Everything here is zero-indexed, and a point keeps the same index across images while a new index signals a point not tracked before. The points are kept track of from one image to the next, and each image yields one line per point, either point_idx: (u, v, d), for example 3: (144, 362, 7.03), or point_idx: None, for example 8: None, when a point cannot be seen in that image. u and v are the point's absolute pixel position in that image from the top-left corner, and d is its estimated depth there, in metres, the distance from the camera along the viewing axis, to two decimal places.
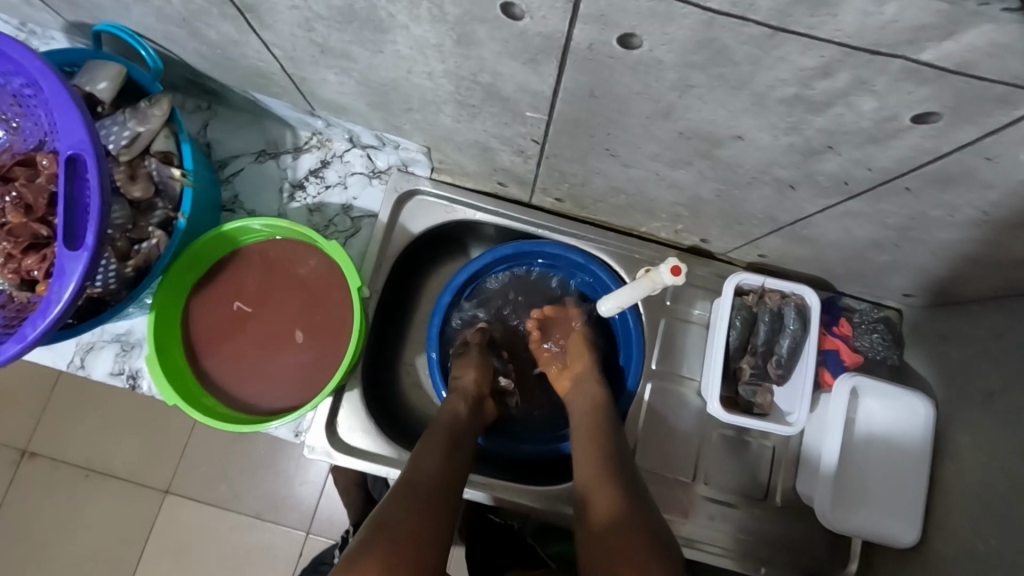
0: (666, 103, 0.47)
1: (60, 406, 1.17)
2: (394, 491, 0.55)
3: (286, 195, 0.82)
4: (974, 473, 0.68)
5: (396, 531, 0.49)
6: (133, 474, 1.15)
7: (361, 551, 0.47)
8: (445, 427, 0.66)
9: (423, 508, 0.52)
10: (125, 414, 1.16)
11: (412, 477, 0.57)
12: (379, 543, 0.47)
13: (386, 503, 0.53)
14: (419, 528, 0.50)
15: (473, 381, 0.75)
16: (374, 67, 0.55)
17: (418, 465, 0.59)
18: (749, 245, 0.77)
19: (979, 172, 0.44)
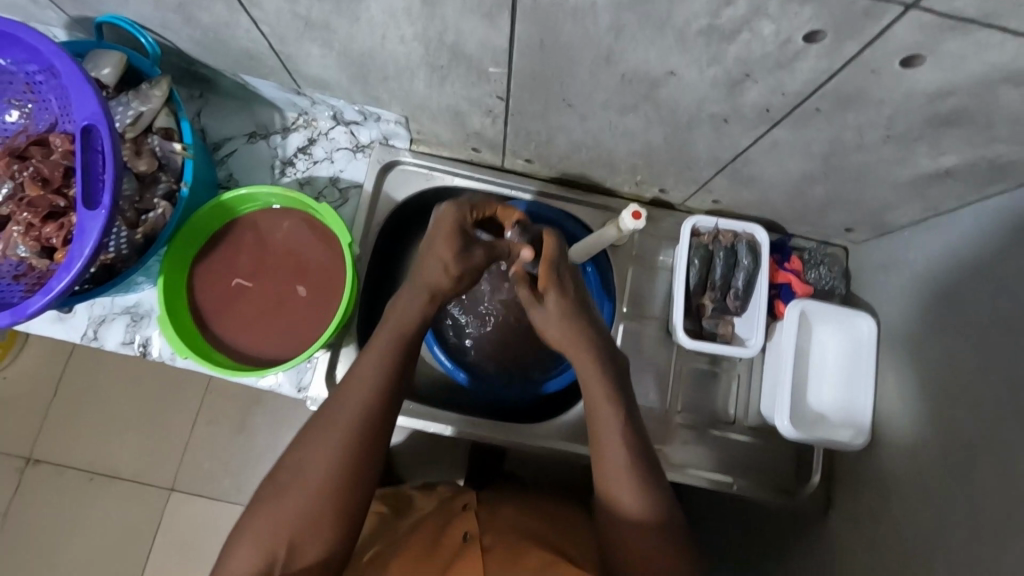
0: (606, 46, 0.55)
1: (75, 420, 1.33)
2: (323, 424, 0.62)
3: (277, 171, 0.89)
4: (915, 377, 0.76)
5: (313, 484, 0.59)
6: (138, 474, 1.31)
7: (280, 494, 0.59)
8: (394, 338, 0.66)
9: (344, 461, 0.60)
10: (129, 421, 1.33)
11: (339, 414, 0.62)
12: (295, 499, 0.58)
13: (310, 440, 0.61)
14: (336, 481, 0.59)
15: (439, 274, 0.67)
16: (352, 37, 0.62)
17: (351, 396, 0.63)
18: (701, 191, 0.85)
19: (871, 87, 0.53)
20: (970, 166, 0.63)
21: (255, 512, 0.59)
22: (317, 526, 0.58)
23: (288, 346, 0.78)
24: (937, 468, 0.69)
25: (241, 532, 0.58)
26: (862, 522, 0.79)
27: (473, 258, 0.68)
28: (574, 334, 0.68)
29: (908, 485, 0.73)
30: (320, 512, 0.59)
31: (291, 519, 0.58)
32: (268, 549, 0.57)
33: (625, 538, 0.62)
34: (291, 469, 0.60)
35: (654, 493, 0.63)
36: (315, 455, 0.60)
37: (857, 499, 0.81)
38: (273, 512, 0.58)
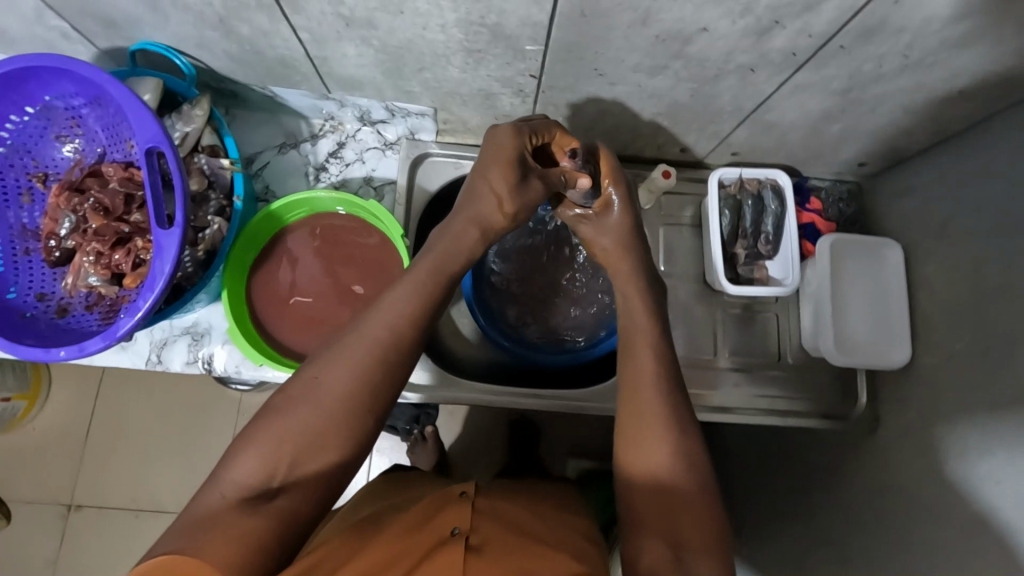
0: (644, 8, 0.58)
1: (113, 459, 1.34)
2: (344, 349, 0.61)
3: (312, 178, 0.91)
4: (943, 289, 0.81)
5: (329, 402, 0.58)
6: (183, 505, 1.32)
7: (293, 405, 0.58)
8: (428, 269, 0.68)
9: (362, 388, 0.60)
10: (169, 453, 1.34)
11: (360, 340, 0.62)
12: (307, 413, 0.58)
13: (327, 361, 0.61)
14: (351, 404, 0.59)
15: (497, 209, 0.74)
16: (394, 31, 0.65)
17: (374, 326, 0.63)
18: (722, 144, 0.89)
19: (892, 17, 0.57)
20: (979, 84, 0.68)
21: (264, 420, 0.58)
22: (322, 443, 0.57)
23: None
24: (975, 367, 0.75)
25: (248, 438, 0.57)
26: (908, 430, 0.84)
27: (527, 186, 0.74)
28: (622, 247, 0.77)
29: (952, 387, 0.78)
30: (329, 433, 0.58)
31: (302, 433, 0.57)
32: (273, 457, 0.56)
33: (657, 492, 0.60)
34: (307, 385, 0.59)
35: (690, 456, 0.62)
36: (338, 374, 0.59)
37: (899, 411, 0.87)
38: (284, 424, 0.57)
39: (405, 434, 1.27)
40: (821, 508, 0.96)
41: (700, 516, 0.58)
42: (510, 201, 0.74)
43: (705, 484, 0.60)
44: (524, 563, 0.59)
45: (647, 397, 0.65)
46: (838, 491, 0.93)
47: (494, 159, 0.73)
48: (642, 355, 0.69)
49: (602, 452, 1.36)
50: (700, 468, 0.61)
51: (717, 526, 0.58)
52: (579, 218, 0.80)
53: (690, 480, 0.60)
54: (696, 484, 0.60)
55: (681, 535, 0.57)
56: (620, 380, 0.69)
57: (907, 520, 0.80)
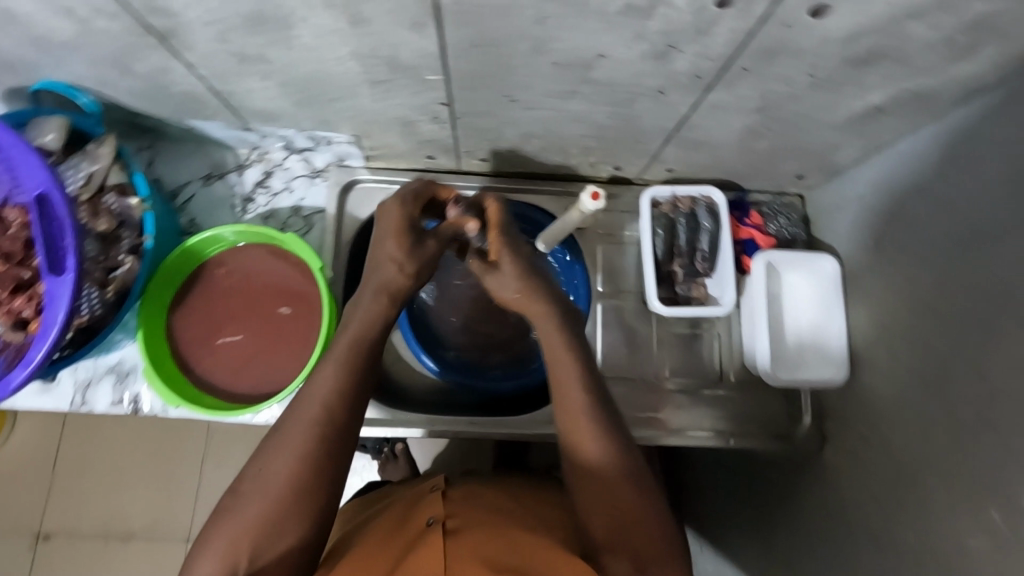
0: (534, 38, 0.56)
1: (77, 488, 1.32)
2: (282, 433, 0.59)
3: (239, 209, 0.90)
4: (880, 306, 0.80)
5: (275, 493, 0.56)
6: (154, 530, 1.31)
7: (242, 502, 0.56)
8: (345, 343, 0.64)
9: (306, 472, 0.57)
10: (135, 479, 1.32)
11: (297, 422, 0.59)
12: (257, 507, 0.56)
13: (270, 448, 0.58)
14: (299, 489, 0.57)
15: (397, 275, 0.67)
16: (290, 64, 0.63)
17: (309, 403, 0.60)
18: (654, 161, 0.87)
19: (790, 40, 0.55)
20: (898, 99, 0.66)
21: (217, 522, 0.56)
22: (281, 534, 0.56)
23: (280, 379, 0.79)
24: (912, 389, 0.72)
25: (204, 538, 0.55)
26: (854, 449, 0.82)
27: (422, 245, 0.69)
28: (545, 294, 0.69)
29: (892, 407, 0.76)
30: (287, 522, 0.56)
31: (248, 532, 0.55)
32: (231, 558, 0.54)
33: (601, 499, 0.60)
34: (252, 478, 0.57)
35: (625, 465, 0.61)
36: (279, 461, 0.57)
37: (843, 428, 0.85)
38: (232, 524, 0.55)
39: (376, 451, 1.27)
40: (780, 527, 0.93)
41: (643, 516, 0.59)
42: (410, 267, 0.68)
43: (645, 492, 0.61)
44: (496, 542, 0.61)
45: (577, 411, 0.63)
46: (798, 511, 0.90)
47: (386, 230, 0.69)
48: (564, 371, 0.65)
49: None
50: (637, 475, 0.61)
51: (660, 528, 0.60)
52: (483, 267, 0.72)
53: (629, 481, 0.60)
54: (635, 487, 0.60)
55: (634, 537, 0.59)
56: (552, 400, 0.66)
57: (856, 545, 0.78)
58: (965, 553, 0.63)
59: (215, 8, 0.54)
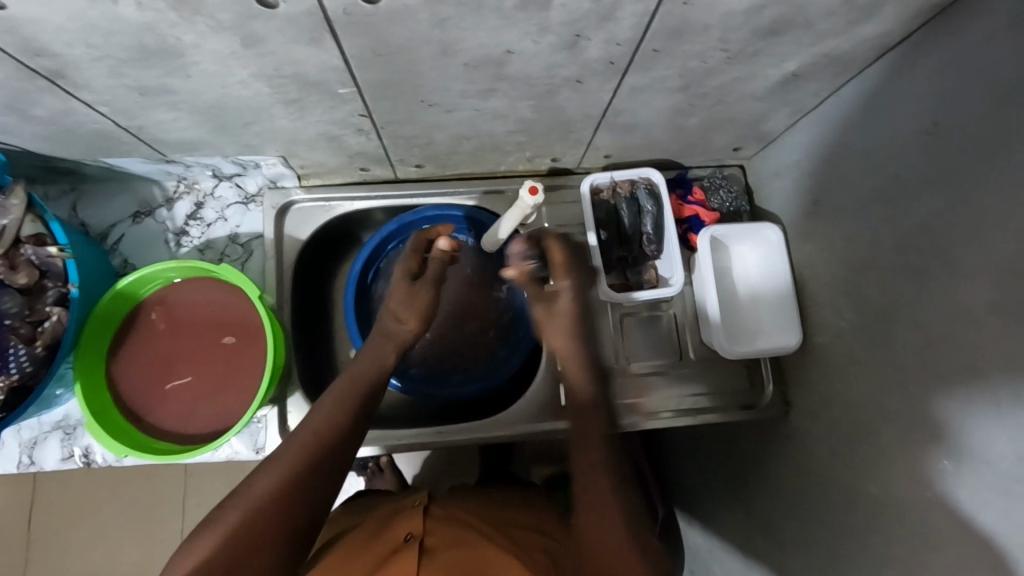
0: (437, 41, 0.54)
1: (52, 548, 1.21)
2: (275, 458, 0.63)
3: (173, 244, 0.87)
4: (824, 269, 0.81)
5: (256, 505, 0.58)
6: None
7: (224, 513, 0.58)
8: (348, 382, 0.71)
9: (291, 489, 0.60)
10: (118, 529, 1.22)
11: (290, 448, 0.63)
12: (238, 516, 0.57)
13: (262, 468, 0.62)
14: (280, 504, 0.59)
15: (408, 325, 0.78)
16: (194, 92, 0.61)
17: (304, 429, 0.65)
18: (590, 149, 0.87)
19: (694, 17, 0.54)
20: (812, 64, 0.66)
21: (200, 531, 0.57)
22: (253, 547, 0.56)
23: (235, 412, 0.78)
24: (860, 348, 0.74)
25: (185, 548, 0.56)
26: (817, 411, 0.83)
27: (424, 297, 0.79)
28: (573, 327, 0.79)
29: (845, 366, 0.77)
30: (262, 536, 0.57)
31: (225, 543, 0.56)
32: (204, 563, 0.55)
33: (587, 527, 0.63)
34: (241, 490, 0.60)
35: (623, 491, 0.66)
36: (267, 476, 0.61)
37: (803, 391, 0.86)
38: (215, 533, 0.56)
39: (359, 468, 1.25)
40: (757, 494, 0.94)
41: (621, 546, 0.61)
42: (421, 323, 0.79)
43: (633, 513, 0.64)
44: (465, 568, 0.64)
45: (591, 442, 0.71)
46: (772, 476, 0.91)
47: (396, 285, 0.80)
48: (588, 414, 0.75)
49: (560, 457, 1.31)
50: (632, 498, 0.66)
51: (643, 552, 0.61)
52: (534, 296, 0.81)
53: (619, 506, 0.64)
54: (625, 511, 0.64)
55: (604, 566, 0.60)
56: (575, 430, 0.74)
57: (826, 504, 0.79)
58: (926, 501, 0.64)
59: (98, 43, 0.51)
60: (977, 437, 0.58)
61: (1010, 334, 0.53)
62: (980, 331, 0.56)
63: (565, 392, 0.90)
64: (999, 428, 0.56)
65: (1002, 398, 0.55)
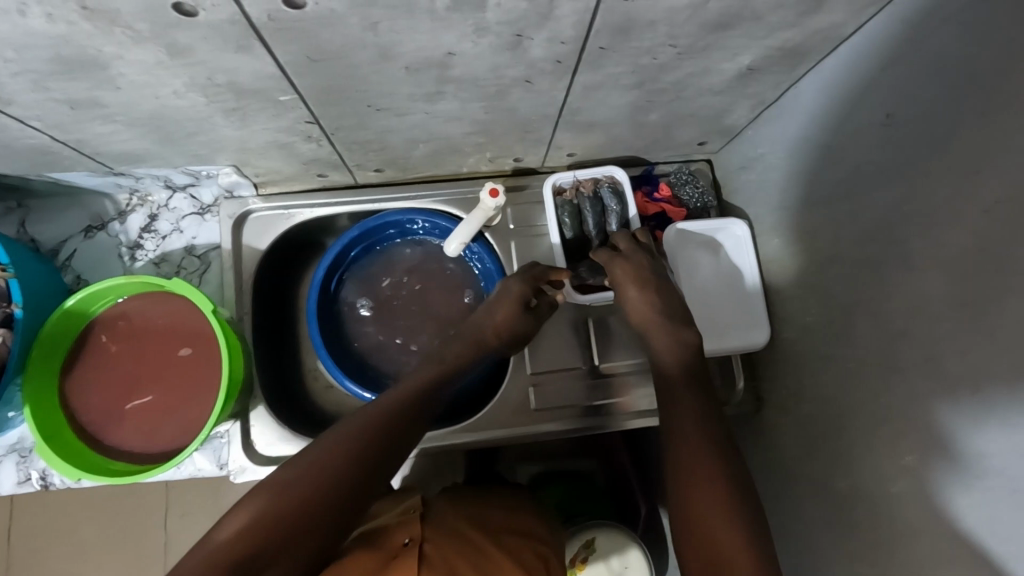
0: (373, 45, 0.53)
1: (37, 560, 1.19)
2: (348, 427, 0.62)
3: (127, 258, 0.85)
4: (790, 264, 0.80)
5: (325, 472, 0.57)
6: None
7: (291, 476, 0.57)
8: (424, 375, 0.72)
9: (344, 472, 0.57)
10: (103, 538, 1.19)
11: (363, 420, 0.63)
12: (305, 480, 0.56)
13: (337, 435, 0.61)
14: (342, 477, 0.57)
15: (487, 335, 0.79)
16: (128, 104, 0.59)
17: (373, 410, 0.65)
18: (552, 148, 0.85)
19: (637, 13, 0.53)
20: (767, 57, 0.65)
21: (264, 490, 0.56)
22: (308, 520, 0.54)
23: (194, 428, 0.76)
24: (826, 343, 0.73)
25: (243, 505, 0.54)
26: (786, 407, 0.83)
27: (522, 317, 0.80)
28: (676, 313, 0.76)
29: (812, 362, 0.76)
30: (322, 509, 0.55)
31: (290, 505, 0.54)
32: (264, 520, 0.53)
33: (700, 524, 0.58)
34: (307, 457, 0.59)
35: (737, 485, 0.60)
36: (333, 446, 0.60)
37: (774, 387, 0.86)
38: (282, 491, 0.55)
39: None
40: None
41: (741, 543, 0.55)
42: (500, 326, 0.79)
43: (752, 509, 0.58)
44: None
45: (691, 423, 0.66)
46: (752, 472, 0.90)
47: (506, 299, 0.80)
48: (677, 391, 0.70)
49: (550, 456, 1.26)
50: (746, 494, 0.60)
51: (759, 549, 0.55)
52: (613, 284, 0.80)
53: (739, 499, 0.59)
54: (744, 507, 0.58)
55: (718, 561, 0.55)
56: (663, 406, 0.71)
57: (797, 500, 0.79)
58: (889, 497, 0.62)
59: (15, 56, 0.49)
60: (938, 434, 0.56)
61: (964, 328, 0.52)
62: (935, 325, 0.55)
63: (534, 395, 0.90)
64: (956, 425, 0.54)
65: (957, 392, 0.53)
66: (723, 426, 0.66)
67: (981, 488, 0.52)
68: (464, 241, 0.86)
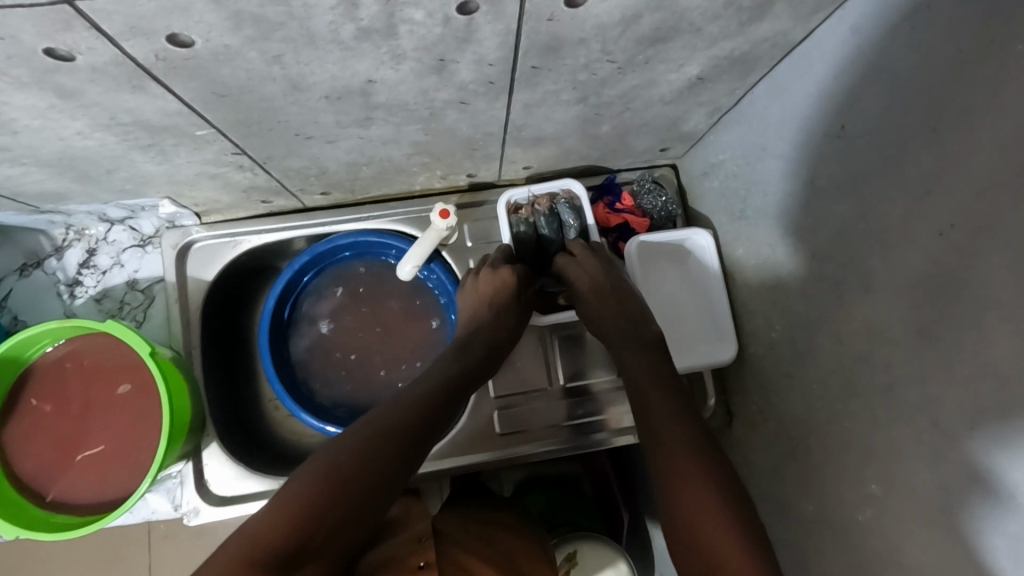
0: (282, 77, 0.49)
1: None
2: (373, 420, 0.60)
3: (66, 296, 0.82)
4: (756, 275, 0.77)
5: (359, 455, 0.55)
6: None
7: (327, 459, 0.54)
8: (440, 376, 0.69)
9: (378, 456, 0.55)
10: (69, 565, 1.05)
11: (390, 410, 0.61)
12: (343, 460, 0.54)
13: (343, 439, 0.57)
14: (371, 462, 0.55)
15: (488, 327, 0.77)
16: (31, 146, 0.55)
17: (397, 400, 0.63)
18: (505, 164, 0.82)
19: (563, 33, 0.49)
20: (715, 66, 0.62)
21: (297, 476, 0.53)
22: (329, 521, 0.50)
23: (137, 475, 0.73)
24: (791, 360, 0.70)
25: (277, 494, 0.52)
26: (755, 422, 0.80)
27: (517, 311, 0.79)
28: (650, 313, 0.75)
29: (778, 378, 0.74)
30: (349, 502, 0.52)
31: (321, 488, 0.52)
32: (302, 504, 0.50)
33: (701, 541, 0.52)
34: (338, 441, 0.57)
35: (732, 494, 0.54)
36: (362, 433, 0.57)
37: (744, 400, 0.83)
38: (317, 472, 0.53)
39: None
40: None
41: (747, 557, 0.49)
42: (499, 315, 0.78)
43: (747, 520, 0.52)
44: None
45: (669, 431, 0.60)
46: None
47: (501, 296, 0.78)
48: (659, 381, 0.66)
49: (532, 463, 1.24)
50: (742, 504, 0.54)
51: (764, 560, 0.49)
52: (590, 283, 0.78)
53: (732, 505, 0.53)
54: (739, 514, 0.52)
55: None
56: (641, 402, 0.65)
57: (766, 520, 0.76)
58: (856, 526, 0.59)
59: None
60: (901, 465, 0.53)
61: (922, 353, 0.50)
62: (893, 350, 0.53)
63: (500, 419, 0.87)
64: (918, 457, 0.51)
65: (918, 419, 0.51)
66: (703, 430, 0.60)
67: (945, 526, 0.49)
68: (417, 264, 0.82)
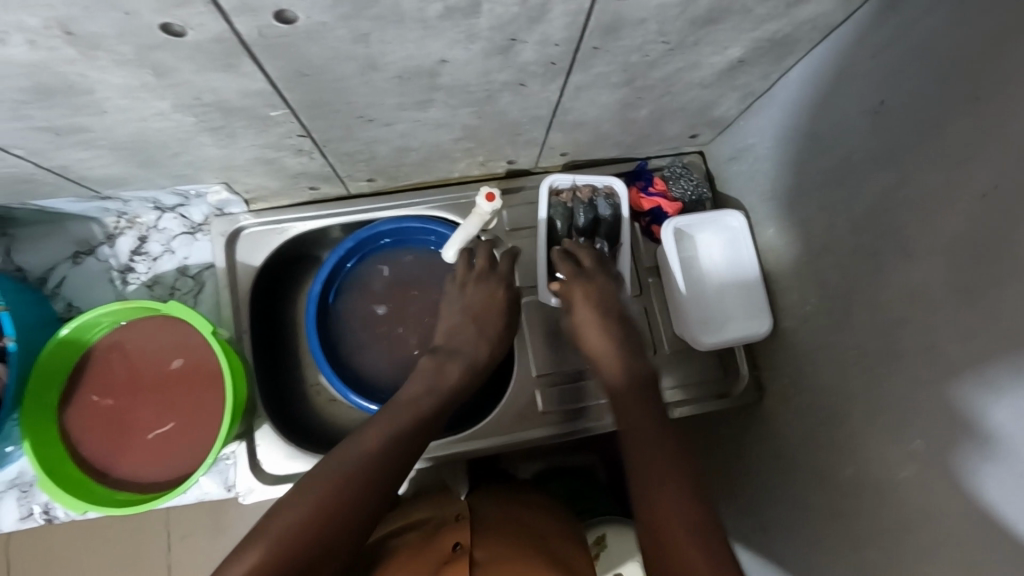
0: (363, 56, 0.52)
1: None
2: (363, 437, 0.66)
3: (119, 283, 0.84)
4: (788, 252, 0.80)
5: (350, 475, 0.62)
6: None
7: (320, 482, 0.61)
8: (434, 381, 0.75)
9: (367, 475, 0.62)
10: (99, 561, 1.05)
11: (375, 427, 0.67)
12: (333, 482, 0.61)
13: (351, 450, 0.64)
14: (361, 481, 0.62)
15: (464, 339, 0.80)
16: (112, 127, 0.57)
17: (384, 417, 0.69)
18: (545, 150, 0.85)
19: (626, 12, 0.53)
20: (756, 49, 0.65)
21: (295, 496, 0.60)
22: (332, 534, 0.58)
23: (200, 451, 0.74)
24: (826, 330, 0.74)
25: (276, 512, 0.59)
26: (788, 395, 0.83)
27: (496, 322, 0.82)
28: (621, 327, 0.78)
29: (811, 349, 0.77)
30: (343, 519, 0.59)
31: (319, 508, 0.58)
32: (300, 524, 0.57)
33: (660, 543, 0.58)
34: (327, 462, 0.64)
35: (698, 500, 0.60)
36: (352, 453, 0.64)
37: (775, 374, 0.87)
38: (315, 492, 0.60)
39: None
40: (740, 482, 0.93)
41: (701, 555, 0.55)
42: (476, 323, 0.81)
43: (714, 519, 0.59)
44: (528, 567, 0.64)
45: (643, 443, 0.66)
46: (752, 463, 0.90)
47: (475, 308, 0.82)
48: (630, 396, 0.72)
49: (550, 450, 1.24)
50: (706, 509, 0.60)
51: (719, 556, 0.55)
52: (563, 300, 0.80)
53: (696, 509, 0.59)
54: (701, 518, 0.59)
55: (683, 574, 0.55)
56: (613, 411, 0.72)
57: (800, 489, 0.79)
58: (896, 482, 0.62)
59: None
60: (943, 419, 0.56)
61: (963, 311, 0.53)
62: (929, 309, 0.57)
63: (542, 397, 0.89)
64: (960, 409, 0.54)
65: (961, 373, 0.54)
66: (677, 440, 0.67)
67: (991, 471, 0.52)
68: (461, 247, 0.85)
